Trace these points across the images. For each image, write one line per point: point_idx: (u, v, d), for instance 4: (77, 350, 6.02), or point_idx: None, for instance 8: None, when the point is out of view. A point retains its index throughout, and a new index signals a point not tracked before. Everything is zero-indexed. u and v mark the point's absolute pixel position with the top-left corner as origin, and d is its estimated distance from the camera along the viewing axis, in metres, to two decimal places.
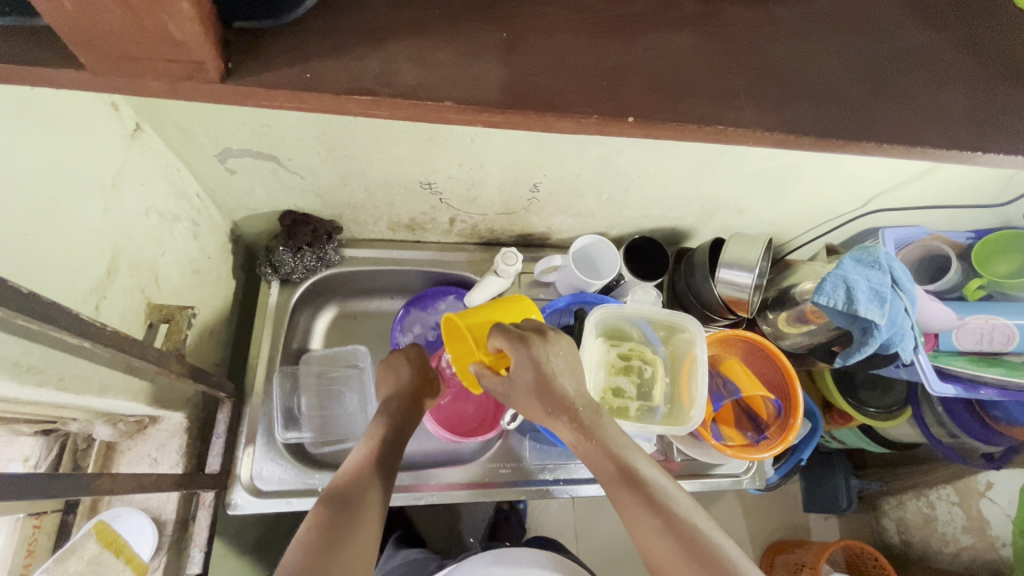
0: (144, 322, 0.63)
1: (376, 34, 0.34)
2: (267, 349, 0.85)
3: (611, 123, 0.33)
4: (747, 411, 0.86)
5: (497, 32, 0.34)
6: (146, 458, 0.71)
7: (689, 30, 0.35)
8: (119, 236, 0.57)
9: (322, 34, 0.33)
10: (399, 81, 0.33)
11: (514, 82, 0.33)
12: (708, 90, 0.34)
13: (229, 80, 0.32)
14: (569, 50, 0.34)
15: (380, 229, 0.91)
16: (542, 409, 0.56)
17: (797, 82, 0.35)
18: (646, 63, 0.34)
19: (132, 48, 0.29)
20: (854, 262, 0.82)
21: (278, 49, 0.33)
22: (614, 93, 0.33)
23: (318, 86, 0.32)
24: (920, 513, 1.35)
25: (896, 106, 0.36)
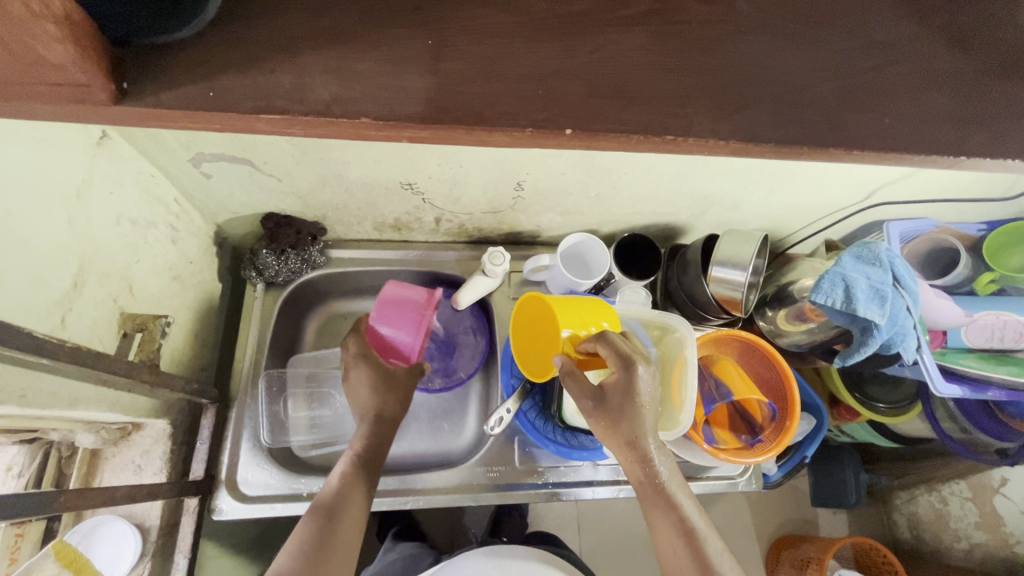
0: (118, 332, 0.62)
1: (292, 45, 0.32)
2: (251, 353, 0.84)
3: (548, 134, 0.31)
4: (741, 413, 0.83)
5: (424, 39, 0.32)
6: (130, 465, 0.71)
7: (638, 30, 0.33)
8: (86, 247, 0.56)
9: (231, 46, 0.32)
10: (313, 96, 0.31)
11: (440, 93, 0.31)
12: (656, 95, 0.32)
13: (125, 101, 0.31)
14: (503, 54, 0.32)
15: (366, 229, 0.89)
16: (621, 438, 0.62)
17: (757, 83, 0.32)
18: (588, 68, 0.32)
19: (17, 70, 0.29)
20: (854, 259, 0.79)
21: (180, 65, 0.32)
22: (550, 103, 0.31)
23: (221, 104, 0.31)
24: (931, 509, 1.32)
25: (872, 107, 0.33)
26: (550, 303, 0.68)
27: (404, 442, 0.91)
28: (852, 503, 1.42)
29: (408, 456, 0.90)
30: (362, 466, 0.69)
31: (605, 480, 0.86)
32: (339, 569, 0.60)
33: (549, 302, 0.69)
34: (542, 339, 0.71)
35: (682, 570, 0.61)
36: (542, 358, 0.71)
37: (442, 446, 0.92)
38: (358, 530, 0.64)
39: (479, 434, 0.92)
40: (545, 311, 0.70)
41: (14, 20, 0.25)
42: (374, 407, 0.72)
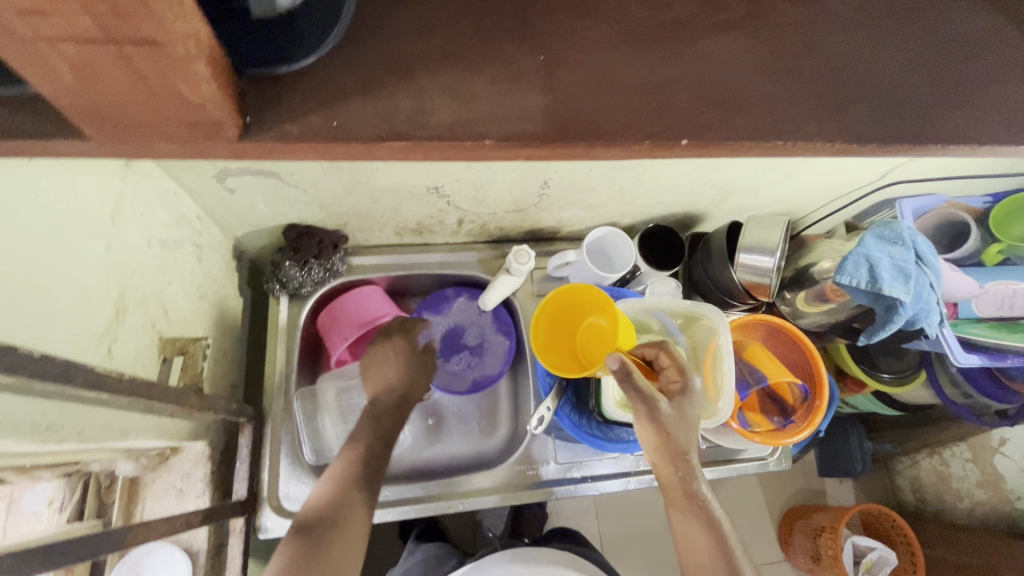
0: (159, 357, 0.60)
1: (408, 71, 0.39)
2: (281, 367, 0.83)
3: (667, 143, 0.38)
4: (771, 396, 0.85)
5: (536, 55, 0.40)
6: (172, 489, 0.70)
7: (732, 37, 0.41)
8: (123, 271, 0.54)
9: (342, 76, 0.39)
10: (446, 118, 0.38)
11: (561, 110, 0.38)
12: (757, 99, 0.39)
13: (247, 135, 0.37)
14: (614, 64, 0.40)
15: (387, 235, 0.88)
16: (665, 449, 0.62)
17: (833, 79, 0.40)
18: (695, 73, 0.40)
19: (154, 117, 0.34)
20: (877, 239, 0.80)
21: (295, 98, 0.38)
22: (662, 115, 0.39)
23: (345, 132, 0.37)
24: (933, 471, 1.37)
25: (892, 106, 0.40)
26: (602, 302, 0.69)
27: (441, 445, 0.92)
28: (858, 472, 1.45)
29: (443, 458, 0.91)
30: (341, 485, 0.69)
31: (640, 471, 0.87)
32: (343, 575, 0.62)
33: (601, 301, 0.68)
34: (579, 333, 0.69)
35: None
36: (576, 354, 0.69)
37: (475, 447, 0.92)
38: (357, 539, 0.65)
39: (512, 433, 0.93)
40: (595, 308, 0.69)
41: (174, 69, 0.30)
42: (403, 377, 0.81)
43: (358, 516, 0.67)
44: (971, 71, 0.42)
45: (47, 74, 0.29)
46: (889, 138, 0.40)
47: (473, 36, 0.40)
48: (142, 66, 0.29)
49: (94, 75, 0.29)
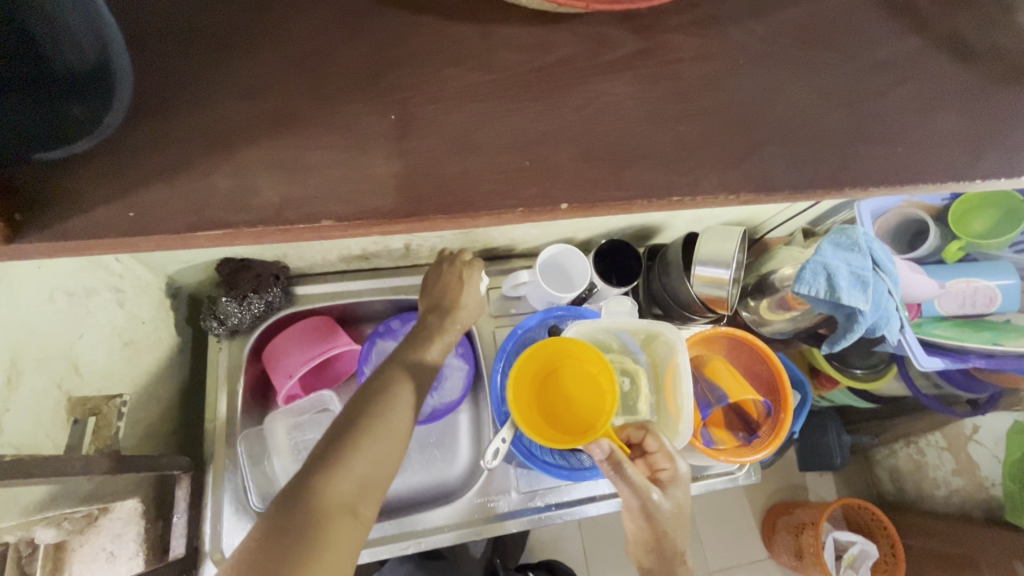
0: (67, 419, 0.56)
1: (227, 140, 0.38)
2: (223, 410, 0.79)
3: (547, 210, 0.39)
4: (737, 411, 0.83)
5: (382, 117, 0.38)
6: (101, 552, 0.65)
7: (628, 76, 0.40)
8: (17, 334, 0.50)
9: (156, 150, 0.37)
10: (265, 196, 0.37)
11: (415, 177, 0.38)
12: (655, 153, 0.39)
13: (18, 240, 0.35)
14: (491, 123, 0.39)
15: (332, 262, 0.84)
16: (652, 539, 0.61)
17: (730, 129, 0.40)
18: (581, 126, 0.39)
19: None
20: (833, 246, 0.78)
21: (88, 186, 0.37)
22: (535, 177, 0.38)
23: (144, 224, 0.36)
24: (910, 460, 1.37)
25: (786, 141, 0.41)
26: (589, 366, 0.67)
27: (401, 478, 0.88)
28: (837, 465, 1.41)
29: (403, 493, 0.87)
30: (383, 382, 0.59)
31: (607, 494, 0.84)
32: (362, 512, 0.49)
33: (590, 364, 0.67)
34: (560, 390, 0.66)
35: None
36: (554, 413, 0.65)
37: (436, 477, 0.89)
38: (374, 466, 0.51)
39: (474, 462, 0.89)
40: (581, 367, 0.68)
41: None
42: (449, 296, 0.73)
43: (405, 415, 0.57)
44: (868, 103, 0.42)
45: None
46: (798, 172, 0.40)
47: None
48: None
49: None
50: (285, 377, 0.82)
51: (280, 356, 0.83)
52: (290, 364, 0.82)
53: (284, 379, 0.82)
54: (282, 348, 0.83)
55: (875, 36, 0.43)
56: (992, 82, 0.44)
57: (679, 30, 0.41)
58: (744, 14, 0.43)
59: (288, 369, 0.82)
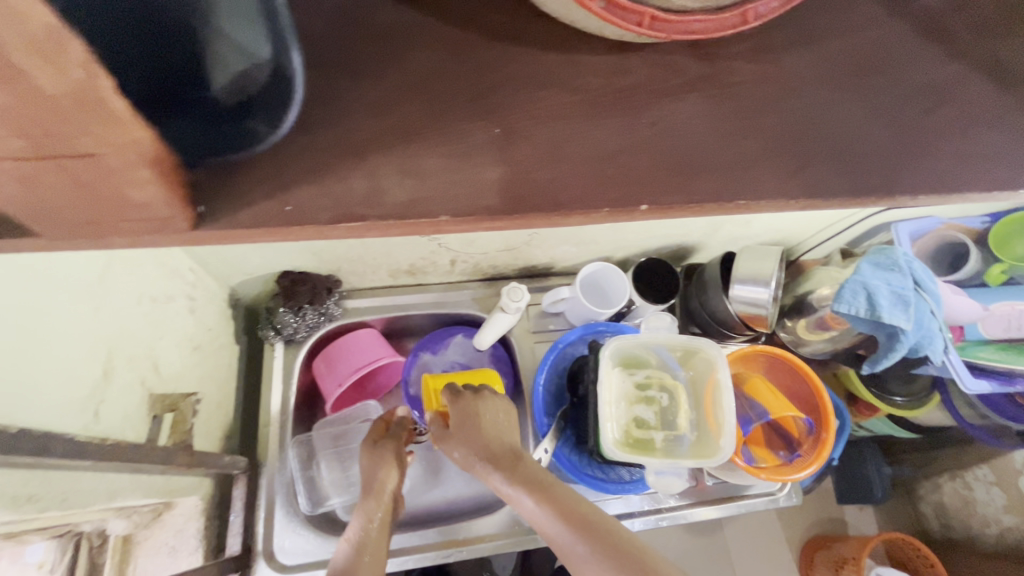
0: (148, 415, 0.60)
1: (359, 148, 0.40)
2: (276, 415, 0.83)
3: (625, 209, 0.41)
4: (777, 429, 0.83)
5: (486, 127, 0.41)
6: (164, 547, 0.67)
7: (684, 98, 0.43)
8: (112, 332, 0.55)
9: (294, 158, 0.39)
10: (391, 200, 0.39)
11: (514, 182, 0.40)
12: (717, 164, 0.42)
13: (200, 226, 0.37)
14: (566, 136, 0.42)
15: (381, 277, 0.89)
16: (474, 459, 0.63)
17: (779, 143, 0.43)
18: (651, 138, 0.42)
19: (100, 216, 0.34)
20: (872, 266, 0.79)
21: (245, 183, 0.38)
22: (620, 181, 0.41)
23: (298, 217, 0.38)
24: (957, 496, 1.31)
25: (836, 158, 0.43)
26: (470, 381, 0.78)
27: (441, 488, 0.90)
28: (879, 497, 1.37)
29: (441, 504, 0.89)
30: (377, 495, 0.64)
31: (645, 511, 0.85)
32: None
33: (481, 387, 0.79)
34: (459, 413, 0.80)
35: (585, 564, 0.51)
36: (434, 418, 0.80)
37: (475, 490, 0.90)
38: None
39: None
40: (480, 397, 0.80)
41: (106, 172, 0.30)
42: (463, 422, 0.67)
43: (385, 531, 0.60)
44: (909, 126, 0.45)
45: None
46: (848, 187, 0.42)
47: (438, 110, 0.41)
48: (75, 173, 0.30)
49: (17, 179, 0.30)
50: (334, 389, 0.86)
51: (329, 366, 0.87)
52: (337, 374, 0.86)
53: (334, 389, 0.86)
54: (332, 360, 0.87)
55: (917, 64, 0.46)
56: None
57: (729, 57, 0.45)
58: (792, 44, 0.46)
59: (337, 380, 0.86)
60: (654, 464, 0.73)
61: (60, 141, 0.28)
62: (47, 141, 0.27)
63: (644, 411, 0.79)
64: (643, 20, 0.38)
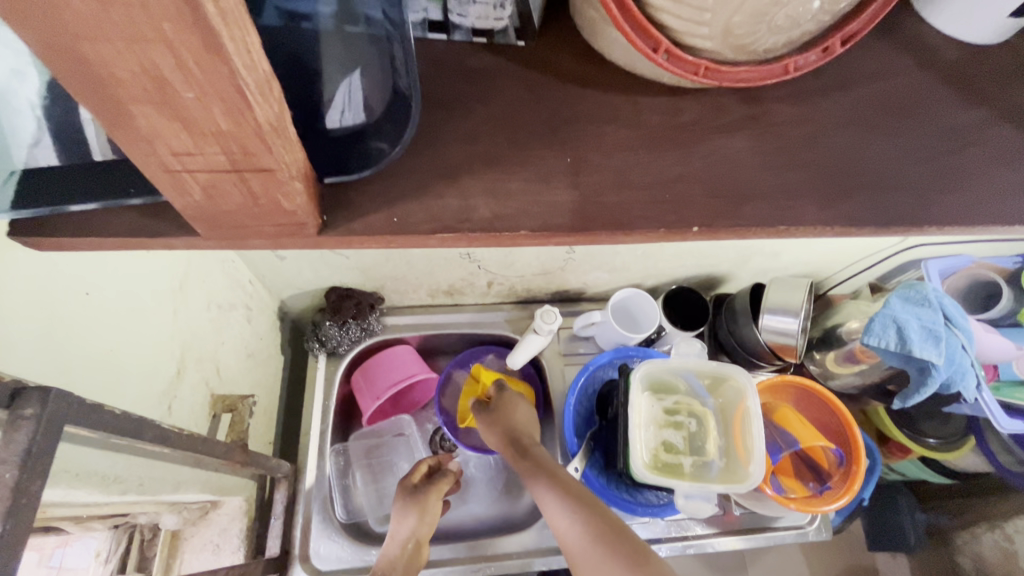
0: (208, 414, 0.64)
1: (453, 172, 0.45)
2: (317, 424, 0.87)
3: (671, 231, 0.44)
4: (806, 461, 0.83)
5: (546, 155, 0.46)
6: (208, 544, 0.71)
7: (722, 134, 0.47)
8: (186, 334, 0.60)
9: (389, 177, 0.45)
10: (479, 215, 0.44)
11: (580, 206, 0.44)
12: (756, 196, 0.45)
13: (325, 232, 0.43)
14: (617, 166, 0.46)
15: (420, 296, 0.93)
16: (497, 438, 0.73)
17: (812, 178, 0.46)
18: (695, 171, 0.46)
19: (250, 222, 0.40)
20: (902, 300, 0.81)
21: (355, 197, 0.44)
22: (673, 207, 0.44)
23: (401, 228, 0.43)
24: (997, 548, 1.26)
25: (869, 194, 0.46)
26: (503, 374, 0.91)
27: (469, 505, 0.92)
28: (912, 544, 1.35)
29: (470, 521, 0.91)
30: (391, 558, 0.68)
31: (672, 537, 0.85)
32: None
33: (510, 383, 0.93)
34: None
35: (559, 525, 0.57)
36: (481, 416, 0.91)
37: (501, 510, 0.92)
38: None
39: None
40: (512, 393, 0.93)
41: (275, 184, 0.35)
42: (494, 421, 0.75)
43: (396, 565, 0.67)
44: (937, 165, 0.48)
45: (175, 191, 0.35)
46: (880, 221, 0.45)
47: (501, 141, 0.46)
48: (251, 186, 0.35)
49: (200, 190, 0.35)
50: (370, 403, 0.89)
51: (367, 380, 0.90)
52: (374, 387, 0.89)
53: (371, 403, 0.89)
54: (369, 374, 0.91)
55: (945, 111, 0.50)
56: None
57: (768, 99, 0.49)
58: (827, 89, 0.50)
59: (374, 393, 0.89)
60: (684, 487, 0.73)
61: (253, 159, 0.32)
62: (241, 159, 0.32)
63: (671, 435, 0.80)
64: (699, 70, 0.42)
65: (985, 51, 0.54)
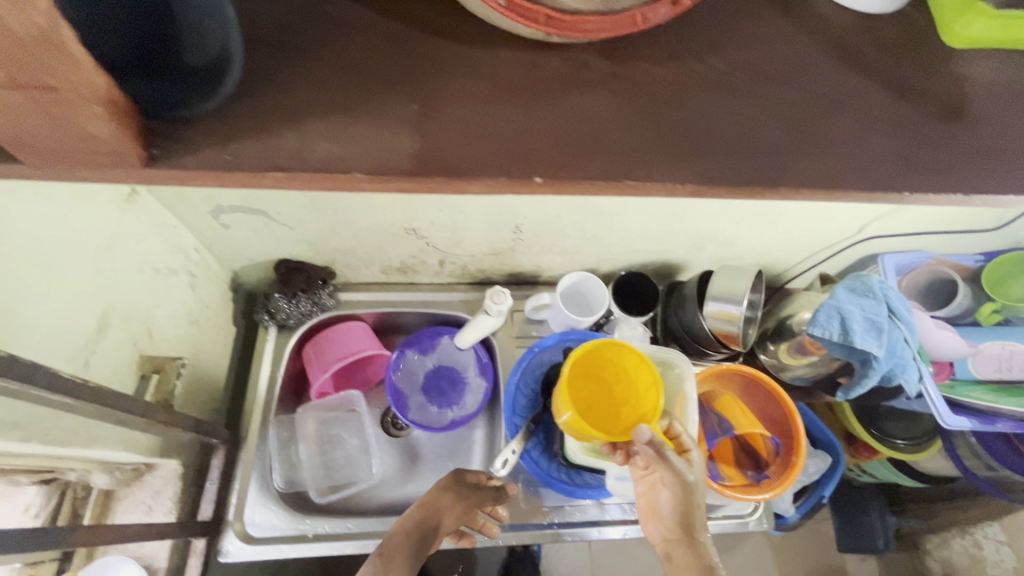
0: (136, 373, 0.66)
1: (294, 113, 0.43)
2: (262, 395, 0.88)
3: (521, 180, 0.43)
4: (745, 448, 0.82)
5: (408, 104, 0.44)
6: (141, 506, 0.73)
7: (600, 88, 0.47)
8: (111, 293, 0.61)
9: (238, 116, 0.43)
10: (314, 154, 0.42)
11: (421, 151, 0.43)
12: (650, 163, 0.44)
13: (151, 165, 0.41)
14: (477, 116, 0.44)
15: (373, 272, 0.94)
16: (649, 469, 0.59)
17: (705, 141, 0.45)
18: (594, 135, 0.45)
19: (58, 145, 0.38)
20: (848, 292, 0.80)
21: (191, 130, 0.42)
22: (512, 153, 0.43)
23: (235, 164, 0.41)
24: (966, 553, 1.23)
25: (772, 163, 0.46)
26: (623, 354, 0.66)
27: (413, 484, 0.92)
28: (881, 549, 1.33)
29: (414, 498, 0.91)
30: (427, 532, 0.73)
31: (611, 521, 0.86)
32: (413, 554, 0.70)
33: (645, 375, 0.64)
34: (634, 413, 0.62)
35: None
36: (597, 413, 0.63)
37: None
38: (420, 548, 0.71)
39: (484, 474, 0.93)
40: (642, 384, 0.63)
41: (66, 105, 0.33)
42: (675, 476, 0.58)
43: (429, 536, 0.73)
44: (843, 139, 0.47)
45: None
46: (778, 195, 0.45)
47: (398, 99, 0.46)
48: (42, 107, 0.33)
49: None
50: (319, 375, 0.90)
51: (317, 354, 0.91)
52: (323, 360, 0.90)
53: (320, 376, 0.90)
54: (319, 349, 0.91)
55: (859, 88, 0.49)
56: (971, 139, 0.49)
57: (685, 68, 0.48)
58: (742, 62, 0.49)
59: (322, 367, 0.90)
60: (614, 469, 0.73)
61: (30, 72, 0.31)
62: (16, 71, 0.30)
63: None
64: (540, 18, 0.42)
65: (912, 34, 0.53)
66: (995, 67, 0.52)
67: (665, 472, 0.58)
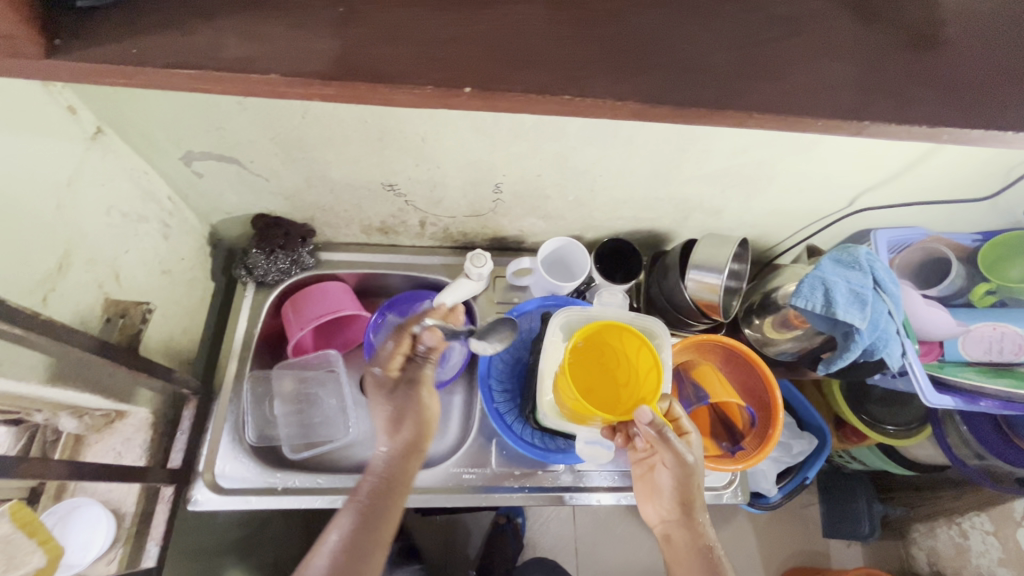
0: (101, 316, 0.66)
1: (207, 11, 0.41)
2: (238, 349, 0.88)
3: (447, 91, 0.40)
4: (722, 419, 0.81)
5: (334, 7, 0.41)
6: (111, 451, 0.72)
7: (537, 4, 0.43)
8: (73, 231, 0.60)
9: (146, 13, 0.40)
10: (224, 52, 0.39)
11: (343, 53, 0.40)
12: (608, 92, 0.41)
13: (53, 56, 0.38)
14: (404, 23, 0.41)
15: (354, 232, 0.92)
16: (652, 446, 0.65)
17: (672, 71, 0.42)
18: (553, 60, 0.41)
19: None
20: (833, 263, 0.78)
21: (104, 24, 0.40)
22: (446, 62, 0.40)
23: (145, 60, 0.39)
24: (952, 543, 1.20)
25: (744, 95, 0.42)
26: (619, 334, 0.67)
27: None
28: (865, 535, 1.33)
29: None
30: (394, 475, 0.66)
31: (581, 486, 0.86)
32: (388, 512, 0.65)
33: (644, 358, 0.65)
34: (635, 392, 0.64)
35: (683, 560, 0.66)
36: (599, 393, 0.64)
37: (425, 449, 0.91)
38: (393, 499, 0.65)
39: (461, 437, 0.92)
40: (642, 363, 0.65)
41: None
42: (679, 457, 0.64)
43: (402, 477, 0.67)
44: (825, 77, 0.43)
45: None
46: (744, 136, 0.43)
47: None
48: None
49: None
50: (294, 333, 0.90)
51: (296, 312, 0.90)
52: (299, 318, 0.89)
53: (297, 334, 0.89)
54: (297, 308, 0.90)
55: (844, 26, 0.45)
56: (976, 80, 0.44)
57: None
58: None
59: (299, 325, 0.89)
60: (585, 433, 0.73)
61: None
62: None
63: None
64: None
65: None
66: (1009, 4, 0.47)
67: (670, 454, 0.63)
